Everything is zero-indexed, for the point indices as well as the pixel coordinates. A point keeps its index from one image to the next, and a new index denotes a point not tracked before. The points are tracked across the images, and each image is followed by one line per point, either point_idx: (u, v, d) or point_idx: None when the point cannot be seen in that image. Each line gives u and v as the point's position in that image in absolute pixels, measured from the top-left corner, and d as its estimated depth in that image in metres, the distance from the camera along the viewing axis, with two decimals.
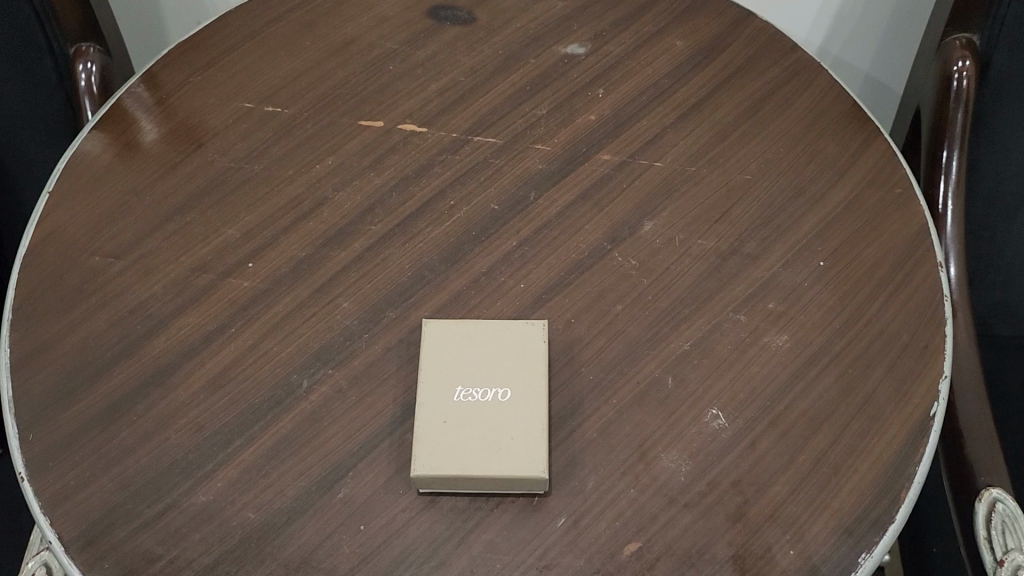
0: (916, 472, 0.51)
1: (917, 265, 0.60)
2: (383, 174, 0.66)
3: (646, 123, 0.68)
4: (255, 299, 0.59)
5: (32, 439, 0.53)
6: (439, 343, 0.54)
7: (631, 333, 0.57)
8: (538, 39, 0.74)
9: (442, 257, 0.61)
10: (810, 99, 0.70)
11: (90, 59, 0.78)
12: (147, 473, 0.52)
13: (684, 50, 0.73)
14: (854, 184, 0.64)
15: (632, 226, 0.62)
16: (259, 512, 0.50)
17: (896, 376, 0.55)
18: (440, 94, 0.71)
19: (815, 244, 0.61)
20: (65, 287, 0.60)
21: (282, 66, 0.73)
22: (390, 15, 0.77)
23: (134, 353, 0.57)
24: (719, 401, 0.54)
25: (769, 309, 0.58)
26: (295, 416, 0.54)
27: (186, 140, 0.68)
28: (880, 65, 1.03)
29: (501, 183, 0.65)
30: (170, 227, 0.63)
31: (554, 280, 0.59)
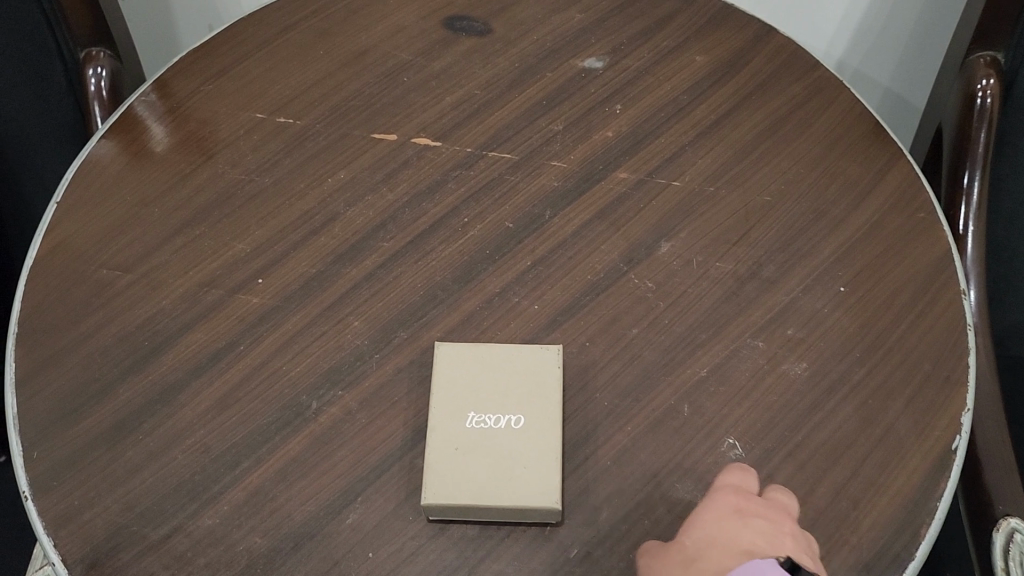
0: (938, 508, 0.50)
1: (939, 293, 0.59)
2: (396, 189, 0.64)
3: (664, 141, 0.67)
4: (264, 316, 0.58)
5: (36, 457, 0.52)
6: (453, 366, 0.53)
7: (648, 358, 0.56)
8: (555, 52, 0.73)
9: (455, 276, 0.60)
10: (833, 116, 0.68)
11: (101, 64, 0.76)
12: (153, 495, 0.51)
13: (705, 65, 0.72)
14: (877, 206, 0.63)
15: (649, 246, 0.61)
16: (267, 536, 0.49)
17: (917, 408, 0.53)
18: (455, 107, 0.69)
19: (836, 269, 0.60)
20: (72, 300, 0.59)
21: (293, 75, 0.72)
22: (405, 25, 0.75)
23: (140, 370, 0.56)
24: (736, 431, 0.53)
25: (788, 336, 0.57)
26: (304, 438, 0.53)
27: (196, 150, 0.67)
28: (899, 78, 1.01)
29: (516, 200, 0.64)
30: (181, 239, 0.62)
31: (569, 302, 0.58)
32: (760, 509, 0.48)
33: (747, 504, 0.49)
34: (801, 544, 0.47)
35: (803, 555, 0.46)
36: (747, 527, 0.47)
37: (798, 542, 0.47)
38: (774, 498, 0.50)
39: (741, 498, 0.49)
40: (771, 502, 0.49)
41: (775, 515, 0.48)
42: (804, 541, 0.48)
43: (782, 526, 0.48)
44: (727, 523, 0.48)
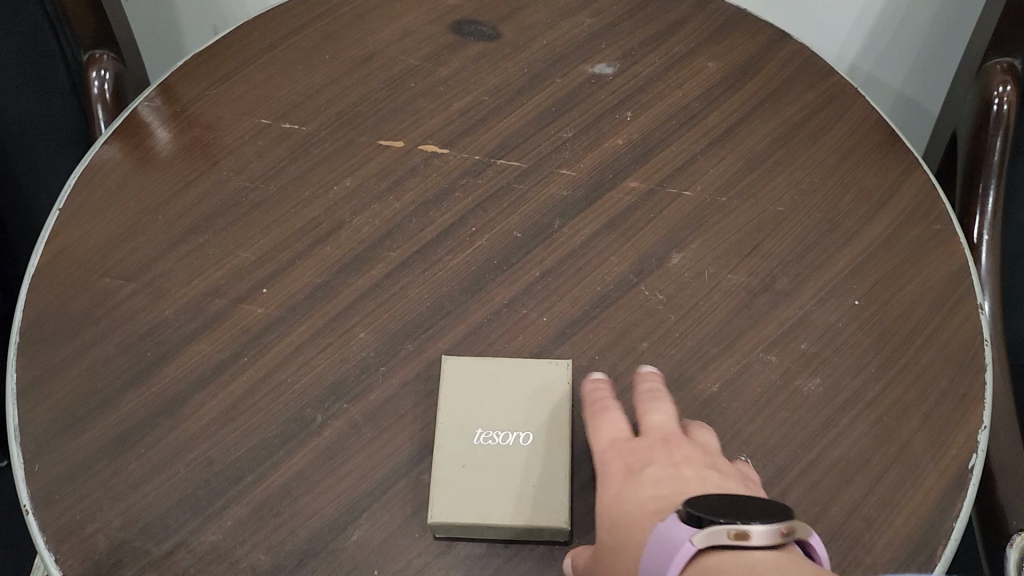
0: (954, 528, 0.49)
1: (955, 307, 0.57)
2: (402, 197, 0.63)
3: (675, 149, 0.66)
4: (269, 327, 0.57)
5: (37, 470, 0.52)
6: (461, 380, 0.53)
7: (658, 372, 0.55)
8: (565, 57, 0.72)
9: (462, 287, 0.59)
10: (847, 125, 0.67)
11: (104, 66, 0.75)
12: (155, 509, 0.50)
13: (717, 71, 0.71)
14: (892, 217, 0.62)
15: (660, 257, 0.60)
16: (270, 553, 0.49)
17: (933, 425, 0.52)
18: (463, 113, 0.68)
19: (850, 282, 0.59)
20: (74, 309, 0.58)
21: (299, 80, 0.71)
22: (412, 29, 0.74)
23: (142, 382, 0.55)
24: (748, 448, 0.52)
25: (801, 351, 0.56)
26: (309, 452, 0.52)
27: (200, 155, 0.66)
28: (912, 81, 1.00)
29: (525, 209, 0.63)
30: (185, 246, 0.61)
31: (578, 314, 0.57)
32: (646, 452, 0.47)
33: (631, 454, 0.47)
34: (701, 466, 0.46)
35: (706, 474, 0.45)
36: (641, 477, 0.46)
37: (697, 465, 0.46)
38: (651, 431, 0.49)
39: (622, 451, 0.48)
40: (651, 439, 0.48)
41: (661, 451, 0.47)
42: (703, 462, 0.46)
43: (674, 459, 0.46)
44: (622, 485, 0.46)
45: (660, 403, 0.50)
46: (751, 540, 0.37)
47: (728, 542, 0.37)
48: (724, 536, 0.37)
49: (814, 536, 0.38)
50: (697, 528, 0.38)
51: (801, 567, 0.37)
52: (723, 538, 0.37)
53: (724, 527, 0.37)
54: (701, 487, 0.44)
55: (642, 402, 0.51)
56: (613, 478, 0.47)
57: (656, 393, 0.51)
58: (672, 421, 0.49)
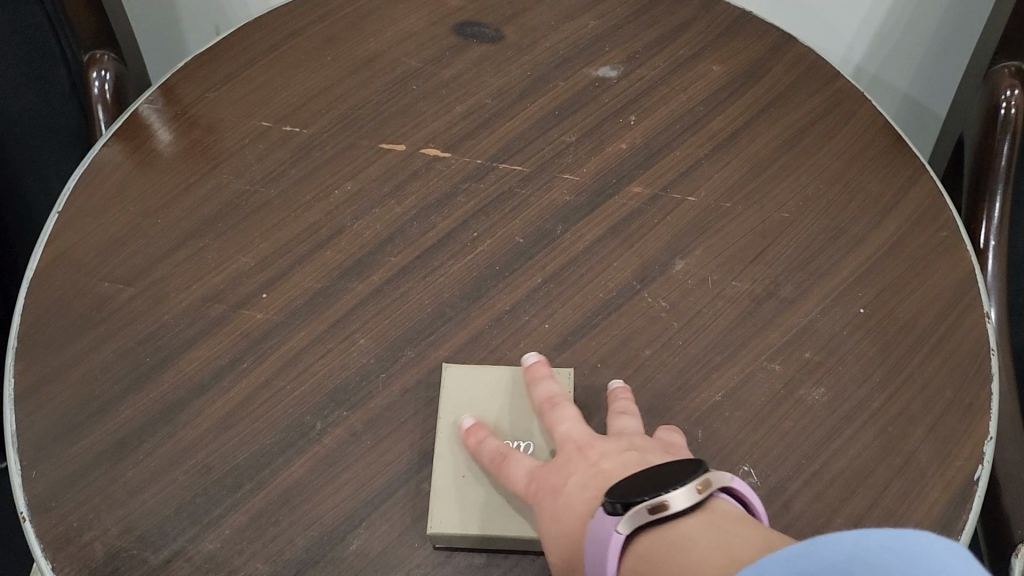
0: (960, 541, 0.48)
1: (962, 315, 0.57)
2: (404, 202, 0.63)
3: (680, 153, 0.65)
4: (269, 332, 0.57)
5: (34, 476, 0.51)
6: (462, 390, 0.53)
7: (660, 380, 0.54)
8: (568, 60, 0.71)
9: (463, 293, 0.58)
10: (853, 130, 0.67)
11: (104, 67, 0.74)
12: (154, 517, 0.50)
13: (722, 75, 0.70)
14: (898, 224, 0.61)
15: (663, 264, 0.60)
16: (268, 562, 0.48)
17: (938, 435, 0.52)
18: (465, 117, 0.68)
19: (856, 289, 0.58)
20: (73, 313, 0.58)
21: (300, 82, 0.70)
22: (415, 31, 0.74)
23: (141, 388, 0.54)
24: (752, 458, 0.51)
25: (805, 359, 0.55)
26: (308, 460, 0.52)
27: (201, 158, 0.66)
28: (919, 83, 0.99)
29: (527, 214, 0.62)
30: (184, 251, 0.61)
31: (580, 321, 0.57)
32: (562, 468, 0.47)
33: (550, 473, 0.48)
34: (620, 454, 0.47)
35: (627, 458, 0.47)
36: (569, 491, 0.46)
37: (615, 458, 0.47)
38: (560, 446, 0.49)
39: (541, 475, 0.48)
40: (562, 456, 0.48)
41: (579, 458, 0.48)
42: (620, 449, 0.47)
43: (594, 460, 0.47)
44: (551, 507, 0.46)
45: (563, 408, 0.50)
46: (670, 507, 0.41)
47: (650, 519, 0.41)
48: (645, 515, 0.41)
49: (728, 480, 0.42)
50: (618, 516, 0.42)
51: (722, 521, 0.41)
52: (644, 514, 0.41)
53: (643, 507, 0.41)
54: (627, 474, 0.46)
55: (545, 416, 0.50)
56: (542, 501, 0.47)
57: (554, 399, 0.51)
58: (579, 421, 0.50)
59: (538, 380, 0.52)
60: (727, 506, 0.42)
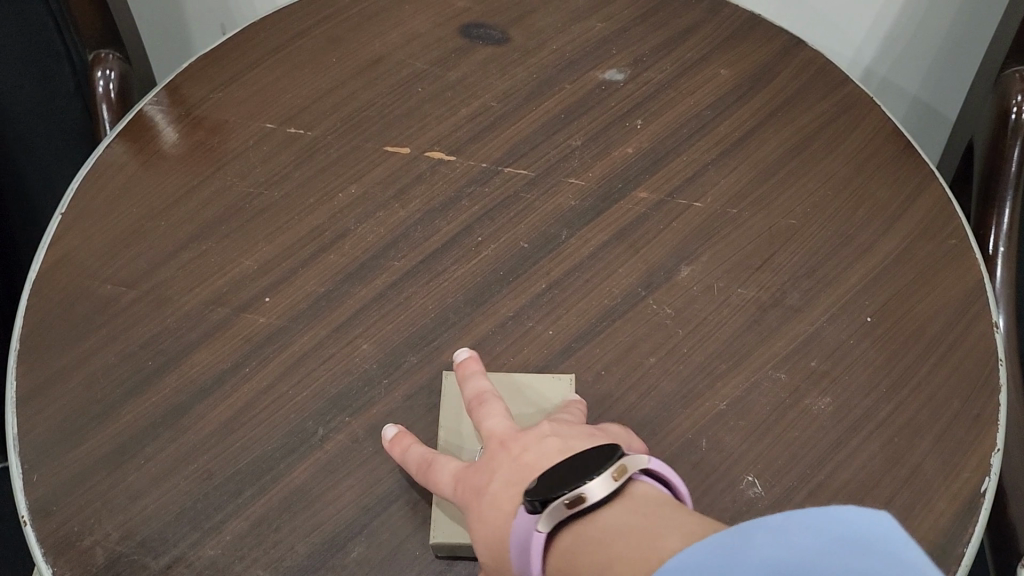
0: (965, 554, 0.48)
1: (970, 325, 0.56)
2: (408, 205, 0.63)
3: (686, 158, 0.65)
4: (271, 337, 0.57)
5: (36, 480, 0.51)
6: (463, 398, 0.54)
7: (664, 388, 0.54)
8: (575, 63, 0.71)
9: (467, 298, 0.58)
10: (862, 135, 0.66)
11: (109, 66, 0.73)
12: (155, 522, 0.50)
13: (729, 79, 0.69)
14: (907, 232, 0.61)
15: (669, 270, 0.59)
16: (269, 569, 0.48)
17: (945, 447, 0.51)
18: (471, 119, 0.67)
19: (863, 298, 0.57)
20: (75, 315, 0.58)
21: (305, 83, 0.70)
22: (421, 32, 0.73)
23: (143, 392, 0.54)
24: (756, 468, 0.51)
25: (811, 368, 0.54)
26: (309, 466, 0.51)
27: (205, 160, 0.65)
28: (929, 86, 0.99)
29: (533, 219, 0.62)
30: (187, 253, 0.60)
31: (584, 328, 0.57)
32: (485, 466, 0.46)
33: (475, 474, 0.47)
34: (539, 443, 0.46)
35: (545, 447, 0.46)
36: (493, 488, 0.45)
37: (534, 448, 0.46)
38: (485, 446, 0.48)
39: (468, 477, 0.47)
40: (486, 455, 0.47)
41: (500, 453, 0.46)
42: (538, 438, 0.46)
43: (514, 453, 0.46)
44: (476, 508, 0.45)
45: (490, 405, 0.50)
46: (588, 500, 0.41)
47: (568, 512, 0.41)
48: (562, 509, 0.41)
49: (645, 462, 0.43)
50: (537, 513, 0.42)
51: (639, 505, 0.41)
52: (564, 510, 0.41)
53: (559, 503, 0.41)
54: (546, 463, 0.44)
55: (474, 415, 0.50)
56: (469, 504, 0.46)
57: (483, 396, 0.50)
58: (502, 415, 0.49)
59: (468, 377, 0.51)
60: (648, 489, 0.42)
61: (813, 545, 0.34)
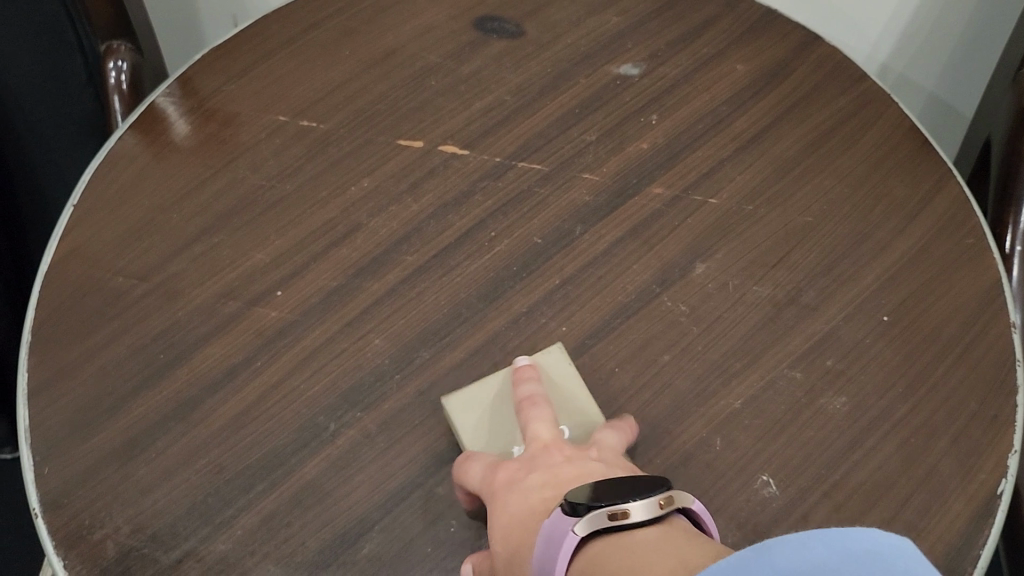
0: (981, 556, 0.47)
1: (987, 325, 0.56)
2: (421, 200, 0.62)
3: (702, 154, 0.64)
4: (283, 331, 0.56)
5: (47, 473, 0.51)
6: (474, 412, 0.52)
7: (679, 386, 0.53)
8: (590, 57, 0.70)
9: (480, 293, 0.58)
10: (880, 132, 0.65)
11: (121, 57, 0.73)
12: (165, 516, 0.49)
13: (746, 74, 0.69)
14: (924, 230, 0.60)
15: (683, 267, 0.59)
16: (280, 565, 0.48)
17: (962, 448, 0.51)
18: (484, 113, 0.67)
19: (880, 297, 0.57)
20: (86, 308, 0.57)
21: (318, 76, 0.69)
22: (434, 25, 0.73)
23: (154, 385, 0.54)
24: (771, 468, 0.50)
25: (827, 368, 0.54)
26: (321, 461, 0.51)
27: (217, 152, 0.65)
28: (946, 83, 0.98)
29: (547, 214, 0.61)
30: (198, 246, 0.60)
31: (598, 324, 0.56)
32: (524, 464, 0.47)
33: (514, 466, 0.47)
34: (584, 462, 0.46)
35: (589, 465, 0.46)
36: (524, 484, 0.46)
37: (577, 462, 0.46)
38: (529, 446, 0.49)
39: (501, 467, 0.47)
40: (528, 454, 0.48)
41: (543, 457, 0.47)
42: (584, 458, 0.46)
43: (556, 462, 0.46)
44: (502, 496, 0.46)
45: (539, 408, 0.50)
46: (629, 517, 0.38)
47: (608, 524, 0.38)
48: (603, 519, 0.38)
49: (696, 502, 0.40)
50: (577, 517, 0.39)
51: (681, 537, 0.37)
52: (602, 519, 0.38)
53: (601, 511, 0.38)
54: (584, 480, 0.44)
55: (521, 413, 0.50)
56: (495, 489, 0.46)
57: (534, 398, 0.50)
58: (551, 420, 0.49)
59: (523, 379, 0.51)
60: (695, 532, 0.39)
61: (833, 562, 0.31)
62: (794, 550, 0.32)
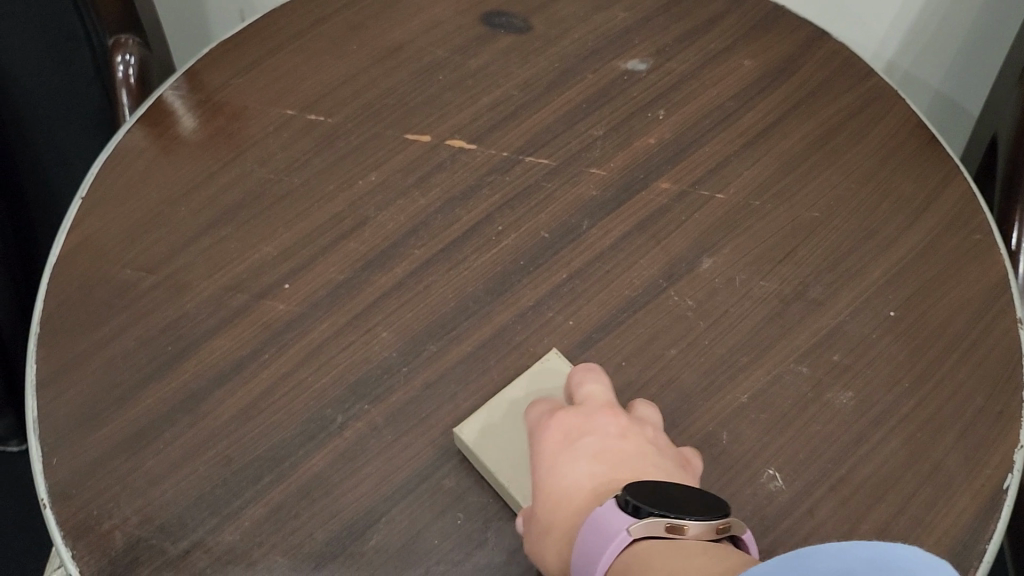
0: (987, 550, 0.47)
1: (994, 321, 0.56)
2: (428, 194, 0.62)
3: (709, 149, 0.64)
4: (291, 324, 0.56)
5: (55, 463, 0.51)
6: (493, 439, 0.51)
7: (685, 380, 0.54)
8: (597, 52, 0.70)
9: (487, 287, 0.58)
10: (887, 128, 0.66)
11: (128, 51, 0.73)
12: (173, 507, 0.50)
13: (753, 70, 0.69)
14: (931, 226, 0.60)
15: (690, 262, 0.59)
16: (288, 556, 0.48)
17: (968, 443, 0.51)
18: (491, 108, 0.67)
19: (887, 292, 0.57)
20: (94, 300, 0.57)
21: (326, 70, 0.70)
22: (441, 20, 0.73)
23: (162, 377, 0.54)
24: (777, 462, 0.50)
25: (834, 362, 0.54)
26: (328, 453, 0.51)
27: (225, 145, 0.65)
28: (952, 81, 0.98)
29: (554, 209, 0.61)
30: (206, 239, 0.60)
31: (605, 318, 0.56)
32: (585, 424, 0.47)
33: (574, 421, 0.47)
34: (643, 447, 0.46)
35: (647, 453, 0.45)
36: (581, 446, 0.46)
37: (636, 444, 0.46)
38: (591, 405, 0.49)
39: (561, 421, 0.48)
40: (590, 412, 0.48)
41: (603, 424, 0.47)
42: (644, 442, 0.46)
43: (616, 437, 0.46)
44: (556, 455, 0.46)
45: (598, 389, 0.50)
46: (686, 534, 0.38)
47: (663, 534, 0.38)
48: (661, 528, 0.38)
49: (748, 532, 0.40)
50: (634, 518, 0.39)
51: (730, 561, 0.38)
52: (659, 529, 0.38)
53: (660, 519, 0.38)
54: (641, 465, 0.45)
55: (575, 375, 0.51)
56: (551, 445, 0.47)
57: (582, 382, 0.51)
58: (610, 393, 0.50)
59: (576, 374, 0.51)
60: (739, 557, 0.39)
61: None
62: (831, 560, 0.32)
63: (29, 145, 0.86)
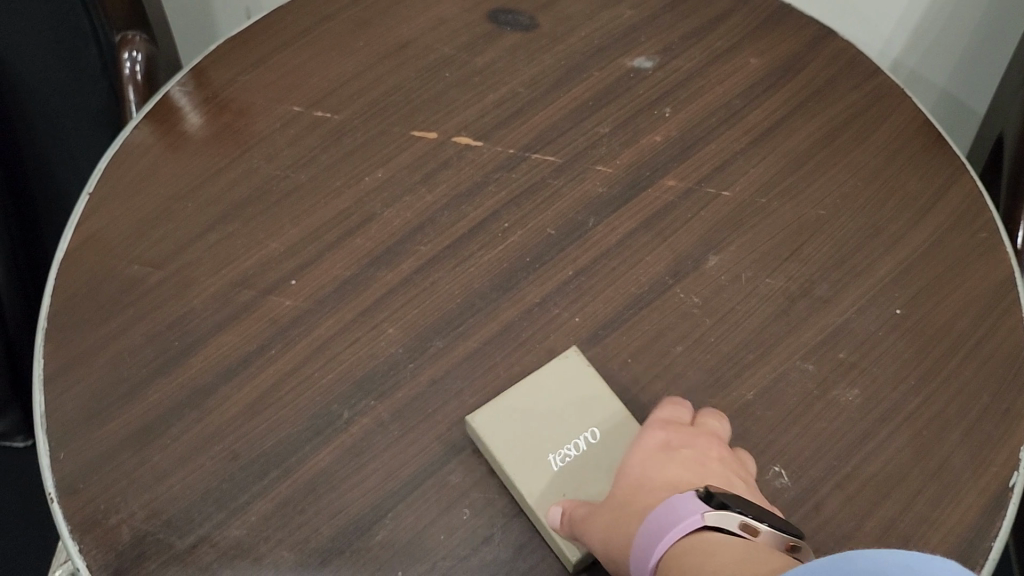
0: (994, 548, 0.47)
1: (1000, 319, 0.56)
2: (434, 190, 0.62)
3: (715, 147, 0.64)
4: (297, 319, 0.57)
5: (62, 458, 0.51)
6: (502, 431, 0.50)
7: (692, 377, 0.54)
8: (603, 50, 0.70)
9: (494, 283, 0.58)
10: (892, 127, 0.66)
11: (136, 48, 0.73)
12: (180, 502, 0.50)
13: (760, 68, 0.69)
14: (937, 225, 0.60)
15: (696, 259, 0.59)
16: (294, 550, 0.48)
17: (974, 441, 0.51)
18: (497, 106, 0.67)
19: (893, 290, 0.57)
20: (101, 296, 0.58)
21: (332, 67, 0.70)
22: (448, 17, 0.73)
23: (169, 372, 0.54)
24: (783, 459, 0.50)
25: (840, 360, 0.54)
26: (334, 448, 0.51)
27: (231, 142, 0.65)
28: (957, 80, 0.98)
29: (560, 206, 0.61)
30: (213, 235, 0.60)
31: (611, 315, 0.56)
32: (688, 438, 0.48)
33: (681, 433, 0.48)
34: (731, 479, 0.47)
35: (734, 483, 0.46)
36: (677, 454, 0.47)
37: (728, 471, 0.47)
38: (704, 425, 0.50)
39: (669, 429, 0.49)
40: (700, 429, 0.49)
41: (705, 444, 0.48)
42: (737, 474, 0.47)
43: (713, 459, 0.47)
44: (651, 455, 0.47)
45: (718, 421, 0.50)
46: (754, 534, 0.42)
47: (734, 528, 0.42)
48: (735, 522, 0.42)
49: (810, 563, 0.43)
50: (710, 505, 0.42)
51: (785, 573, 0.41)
52: (733, 524, 0.42)
53: (738, 515, 0.42)
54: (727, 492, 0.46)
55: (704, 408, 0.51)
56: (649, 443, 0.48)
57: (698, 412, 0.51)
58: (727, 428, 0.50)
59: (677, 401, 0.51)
60: None
61: None
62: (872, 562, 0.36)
63: (35, 142, 0.87)
